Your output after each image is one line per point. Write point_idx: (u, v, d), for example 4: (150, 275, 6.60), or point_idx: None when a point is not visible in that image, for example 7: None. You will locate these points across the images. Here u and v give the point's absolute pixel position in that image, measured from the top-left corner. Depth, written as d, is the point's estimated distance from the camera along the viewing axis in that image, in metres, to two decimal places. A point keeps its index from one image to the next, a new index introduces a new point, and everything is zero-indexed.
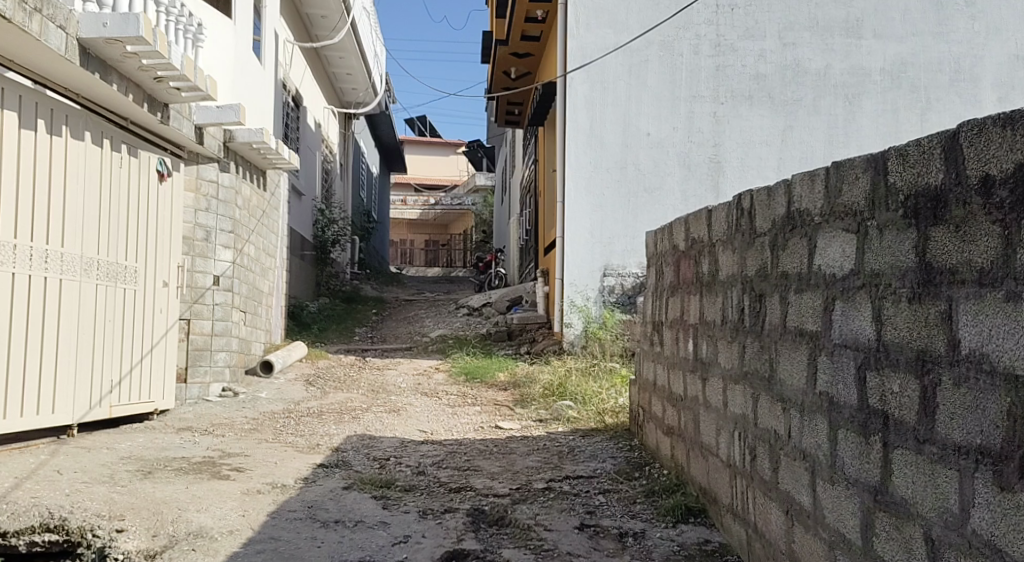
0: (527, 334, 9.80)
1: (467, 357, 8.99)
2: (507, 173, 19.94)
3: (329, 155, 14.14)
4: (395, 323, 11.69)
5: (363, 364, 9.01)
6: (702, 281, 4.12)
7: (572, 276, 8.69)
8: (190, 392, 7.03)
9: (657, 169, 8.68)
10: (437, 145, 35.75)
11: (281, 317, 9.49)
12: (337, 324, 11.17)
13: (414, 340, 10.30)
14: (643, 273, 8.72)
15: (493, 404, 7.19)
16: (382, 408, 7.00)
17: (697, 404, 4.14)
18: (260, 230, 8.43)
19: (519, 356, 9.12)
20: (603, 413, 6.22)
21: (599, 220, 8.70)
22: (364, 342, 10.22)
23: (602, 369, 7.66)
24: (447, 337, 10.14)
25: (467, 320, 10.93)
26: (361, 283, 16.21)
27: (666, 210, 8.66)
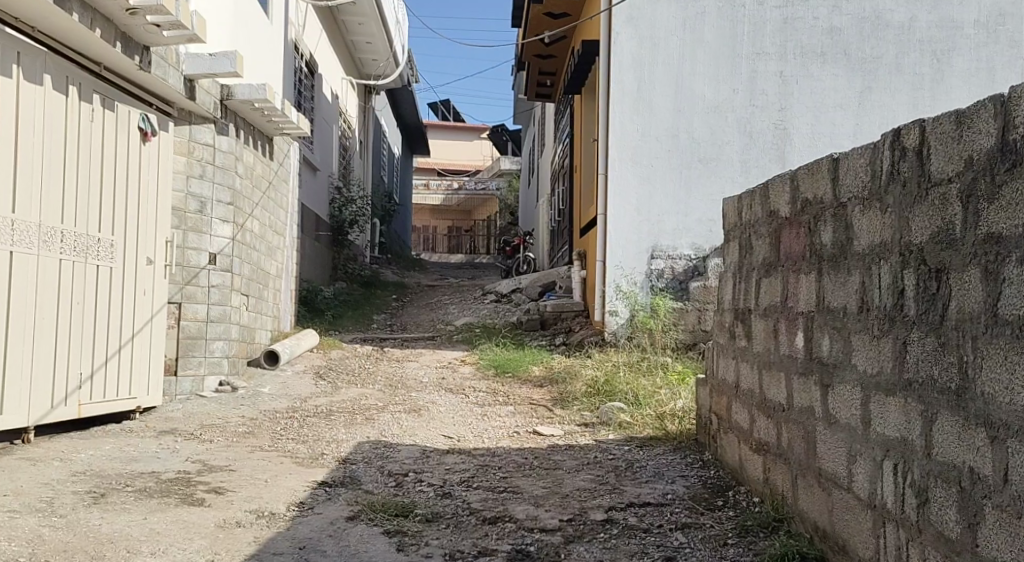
0: (563, 324, 8.82)
1: (496, 348, 8.01)
2: (536, 152, 18.90)
3: (346, 130, 13.21)
4: (417, 309, 10.74)
5: (381, 355, 8.07)
6: (821, 255, 3.11)
7: (616, 258, 7.69)
8: (181, 387, 6.11)
9: (713, 137, 7.68)
10: (460, 129, 34.77)
11: (291, 303, 8.56)
12: (354, 311, 10.23)
13: (438, 329, 9.34)
14: (696, 255, 7.72)
15: (529, 404, 6.22)
16: (401, 406, 6.05)
17: (813, 417, 3.14)
18: (266, 204, 7.51)
19: (554, 347, 8.14)
20: (662, 417, 5.23)
21: (647, 195, 7.71)
22: (382, 331, 9.27)
23: (653, 364, 6.67)
24: (474, 325, 9.16)
25: (496, 307, 9.95)
26: (381, 268, 15.27)
27: (724, 184, 7.69)
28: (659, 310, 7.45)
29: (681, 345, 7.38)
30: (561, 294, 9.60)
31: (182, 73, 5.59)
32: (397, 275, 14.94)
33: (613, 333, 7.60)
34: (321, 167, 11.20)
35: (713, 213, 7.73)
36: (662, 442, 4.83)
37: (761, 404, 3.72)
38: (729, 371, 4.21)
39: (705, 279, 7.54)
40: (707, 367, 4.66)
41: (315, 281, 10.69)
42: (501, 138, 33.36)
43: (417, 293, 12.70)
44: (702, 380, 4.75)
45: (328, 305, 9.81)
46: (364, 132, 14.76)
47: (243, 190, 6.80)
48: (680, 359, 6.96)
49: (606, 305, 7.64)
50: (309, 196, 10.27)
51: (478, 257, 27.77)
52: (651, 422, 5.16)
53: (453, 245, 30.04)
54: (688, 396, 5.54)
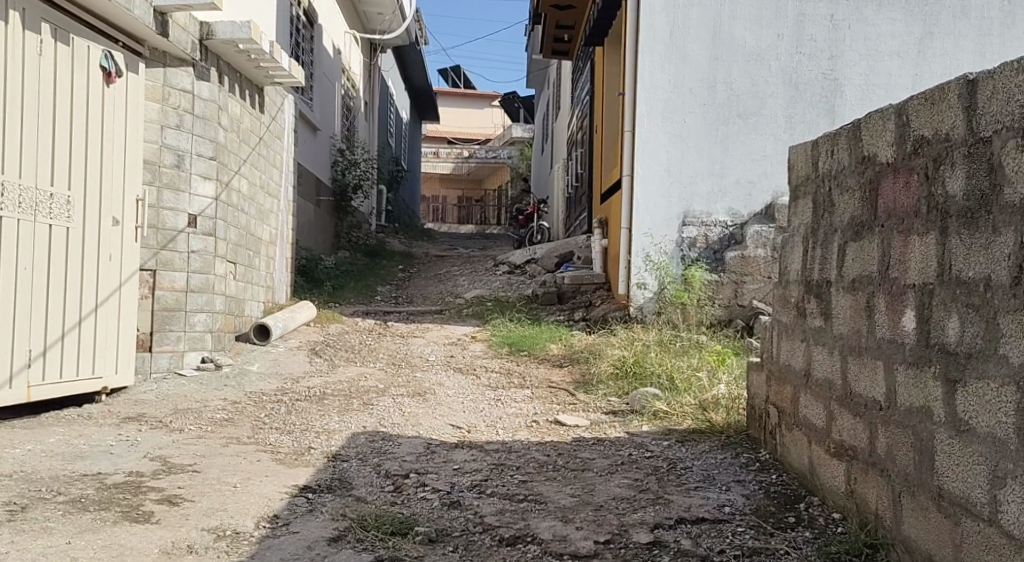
0: (584, 298, 8.10)
1: (510, 324, 7.29)
2: (551, 117, 18.09)
3: (350, 89, 12.47)
4: (424, 281, 10.04)
5: (384, 330, 7.36)
6: (947, 209, 2.39)
7: (643, 225, 6.97)
8: (158, 364, 5.42)
9: (754, 89, 6.97)
10: (470, 96, 33.89)
11: (286, 273, 7.86)
12: (356, 282, 9.52)
13: (446, 302, 8.62)
14: (733, 223, 7.00)
15: (548, 387, 5.51)
16: (404, 389, 5.35)
17: (930, 422, 2.42)
18: (255, 162, 6.79)
19: (574, 324, 7.42)
20: (705, 406, 4.51)
21: (679, 154, 6.98)
22: (387, 304, 8.56)
23: (687, 344, 5.97)
24: (485, 299, 8.44)
25: (509, 279, 9.22)
26: (388, 237, 14.54)
27: (765, 141, 6.98)
28: (692, 283, 6.74)
29: (716, 322, 6.68)
30: (580, 265, 8.87)
31: (150, 3, 4.88)
32: (404, 245, 14.21)
33: (638, 309, 6.93)
34: (321, 128, 10.49)
35: (752, 175, 6.99)
36: (709, 436, 4.11)
37: (848, 398, 3.00)
38: (798, 355, 3.48)
39: (743, 249, 6.82)
40: (764, 349, 3.93)
41: (316, 250, 9.98)
42: (513, 106, 32.45)
43: (425, 264, 11.98)
44: (756, 364, 4.02)
45: (328, 276, 9.10)
46: (369, 93, 14.04)
47: (226, 143, 6.05)
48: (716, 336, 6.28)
49: (632, 276, 6.93)
50: (308, 158, 9.56)
51: (488, 228, 26.99)
52: (693, 412, 4.43)
53: (463, 216, 29.29)
54: (731, 382, 4.83)
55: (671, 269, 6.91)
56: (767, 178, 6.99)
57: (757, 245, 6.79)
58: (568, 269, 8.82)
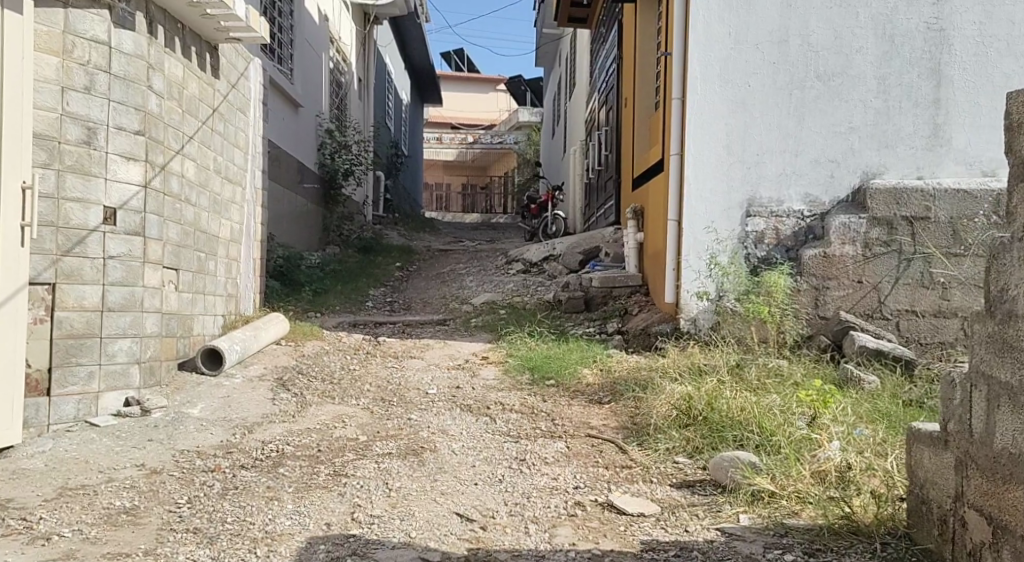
0: (619, 305, 6.68)
1: (529, 340, 5.89)
2: (562, 96, 16.66)
3: (339, 62, 11.05)
4: (425, 282, 8.60)
5: (374, 349, 5.94)
6: None
7: (697, 215, 5.59)
8: (62, 412, 4.06)
9: (838, 42, 5.54)
10: (475, 80, 32.38)
11: (254, 278, 6.44)
12: (344, 285, 8.09)
13: (450, 309, 7.20)
14: (811, 214, 5.56)
15: (587, 437, 4.09)
16: (394, 445, 3.94)
17: None
18: (205, 139, 5.38)
19: (608, 339, 6.03)
20: (831, 487, 3.09)
21: (743, 125, 5.58)
22: (379, 313, 7.13)
23: (764, 372, 4.60)
24: (497, 306, 7.02)
25: (524, 281, 7.79)
26: (385, 229, 13.11)
27: (852, 109, 5.54)
28: (763, 290, 5.32)
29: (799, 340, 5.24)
30: (610, 264, 7.46)
31: None
32: (403, 239, 12.77)
33: (690, 321, 5.59)
34: (302, 105, 9.08)
35: (834, 151, 5.55)
36: (854, 544, 2.75)
37: None
38: None
39: (824, 246, 5.40)
40: (948, 416, 2.58)
41: (296, 248, 8.58)
42: (519, 89, 30.97)
43: (426, 260, 10.55)
44: (932, 437, 2.66)
45: (307, 280, 7.68)
46: (364, 70, 12.67)
47: (160, 113, 4.69)
48: (796, 352, 4.95)
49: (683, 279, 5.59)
50: (279, 137, 8.14)
51: (495, 218, 25.53)
52: (816, 497, 3.02)
53: (467, 204, 27.80)
54: (840, 447, 3.51)
55: (733, 272, 5.51)
56: (854, 155, 5.55)
57: (843, 241, 5.38)
58: (596, 269, 7.41)
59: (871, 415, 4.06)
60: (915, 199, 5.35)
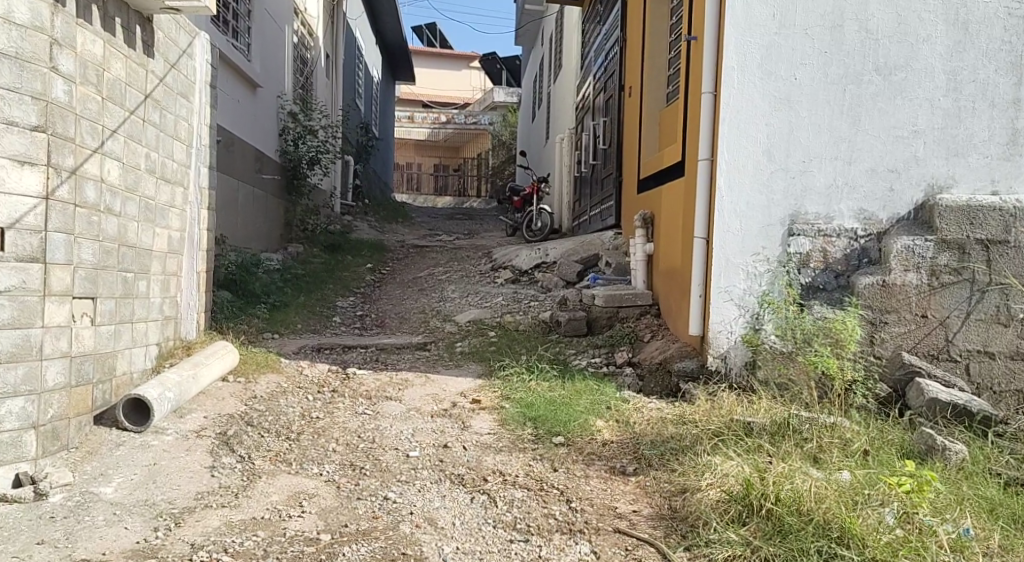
0: (629, 329, 5.78)
1: (526, 378, 4.99)
2: (544, 77, 15.72)
3: (303, 36, 9.98)
4: (400, 291, 7.66)
5: (341, 385, 4.99)
6: None
7: (731, 232, 4.69)
8: None
9: (901, 29, 4.63)
10: (449, 57, 31.19)
11: (199, 293, 5.45)
12: (307, 294, 7.12)
13: (429, 329, 6.27)
14: (865, 233, 4.68)
15: (615, 533, 3.21)
16: (367, 549, 3.08)
17: None
18: (132, 131, 4.41)
19: (618, 375, 5.15)
20: None
21: (786, 127, 4.68)
22: (348, 333, 6.19)
23: (826, 436, 3.73)
24: (485, 329, 6.10)
25: (513, 295, 6.88)
26: (354, 220, 12.10)
27: (916, 109, 4.65)
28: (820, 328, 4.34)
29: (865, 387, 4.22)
30: (614, 279, 6.57)
31: None
32: (374, 232, 11.77)
33: (721, 359, 4.71)
34: (260, 85, 8.04)
35: (894, 159, 4.67)
36: None
37: None
38: None
39: (883, 273, 4.52)
40: None
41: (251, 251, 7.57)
42: (495, 68, 29.92)
43: (400, 260, 9.57)
44: None
45: (264, 292, 6.70)
46: (332, 46, 11.60)
47: (68, 102, 3.71)
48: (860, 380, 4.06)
49: (712, 308, 4.70)
50: (229, 122, 7.11)
51: (468, 202, 24.56)
52: None
53: (440, 187, 26.78)
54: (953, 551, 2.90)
55: (774, 302, 4.62)
56: (918, 164, 4.67)
57: (905, 268, 4.50)
58: (598, 285, 6.51)
59: (978, 507, 3.24)
60: (992, 219, 4.46)
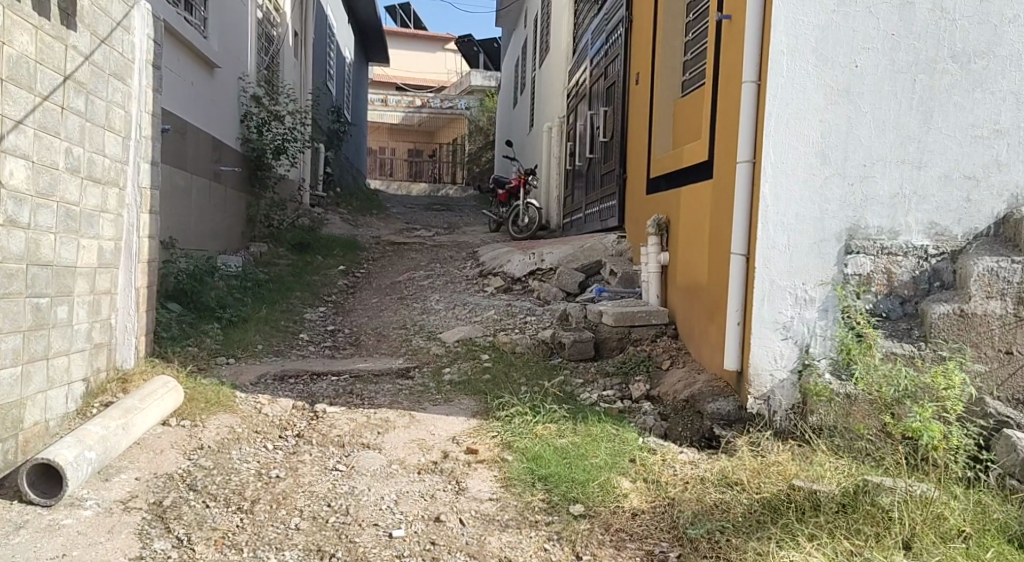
0: (644, 354, 5.02)
1: (531, 420, 4.18)
2: (528, 62, 14.89)
3: (270, 12, 9.07)
4: (376, 300, 6.84)
5: (307, 428, 4.18)
6: None
7: (777, 249, 3.93)
8: None
9: (983, 8, 3.88)
10: (424, 39, 30.18)
11: (138, 314, 4.58)
12: (270, 304, 6.28)
13: (411, 350, 5.47)
14: (937, 252, 3.94)
15: None
16: None
17: None
18: (42, 120, 3.53)
19: (637, 413, 4.38)
20: None
21: (843, 124, 3.93)
22: (317, 356, 5.37)
23: (917, 516, 2.99)
24: (476, 352, 5.31)
25: (507, 309, 6.10)
26: (325, 214, 11.22)
27: (998, 103, 3.91)
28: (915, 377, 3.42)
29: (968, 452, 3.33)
30: (623, 291, 5.82)
31: None
32: (346, 226, 10.90)
33: (764, 400, 3.95)
34: (218, 66, 7.13)
35: (972, 163, 3.93)
36: None
37: None
38: None
39: (960, 301, 3.78)
40: None
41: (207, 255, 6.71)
42: (472, 51, 28.98)
43: (376, 261, 8.72)
44: None
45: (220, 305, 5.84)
46: (301, 24, 10.66)
47: None
48: (956, 446, 3.29)
49: (754, 339, 3.95)
50: (179, 108, 6.21)
51: (443, 189, 23.67)
52: None
53: (415, 173, 25.87)
54: None
55: (848, 344, 3.75)
56: (999, 169, 3.93)
57: (988, 294, 3.75)
58: (604, 298, 5.77)
59: None
60: None
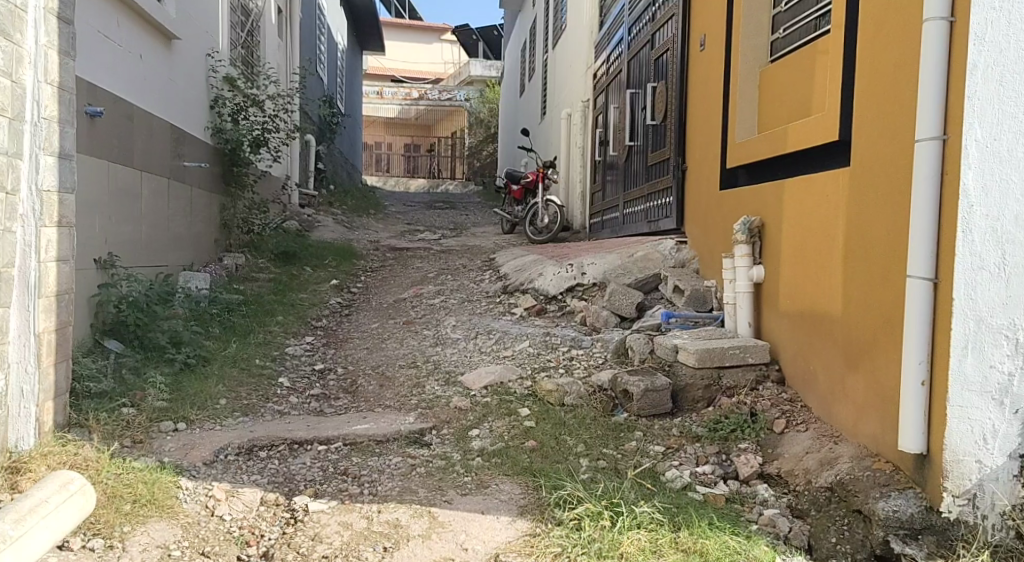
0: (745, 407, 3.65)
1: (610, 526, 2.83)
2: (537, 45, 13.54)
3: None
4: (376, 326, 5.49)
5: (279, 543, 2.84)
6: None
7: (987, 272, 2.63)
8: None
9: None
10: (420, 29, 28.77)
11: (44, 370, 3.24)
12: (242, 337, 4.92)
13: (424, 401, 4.12)
14: None
15: None
16: None
17: None
18: None
19: (757, 507, 3.05)
20: None
21: None
22: (298, 413, 4.01)
23: None
24: (514, 406, 3.95)
25: (545, 338, 4.75)
26: (317, 216, 9.87)
27: None
28: None
29: None
30: (701, 315, 4.45)
31: None
32: (339, 229, 9.52)
33: (968, 499, 2.68)
34: (178, 37, 5.79)
35: None
36: None
37: None
38: None
39: None
40: None
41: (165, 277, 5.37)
42: (471, 40, 27.61)
43: (375, 272, 7.39)
44: None
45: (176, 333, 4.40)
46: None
47: None
48: None
49: (952, 405, 2.67)
50: (121, 87, 4.86)
51: (442, 185, 22.28)
52: None
53: (413, 169, 24.50)
54: None
55: None
56: None
57: None
58: (677, 327, 4.40)
59: None
60: None
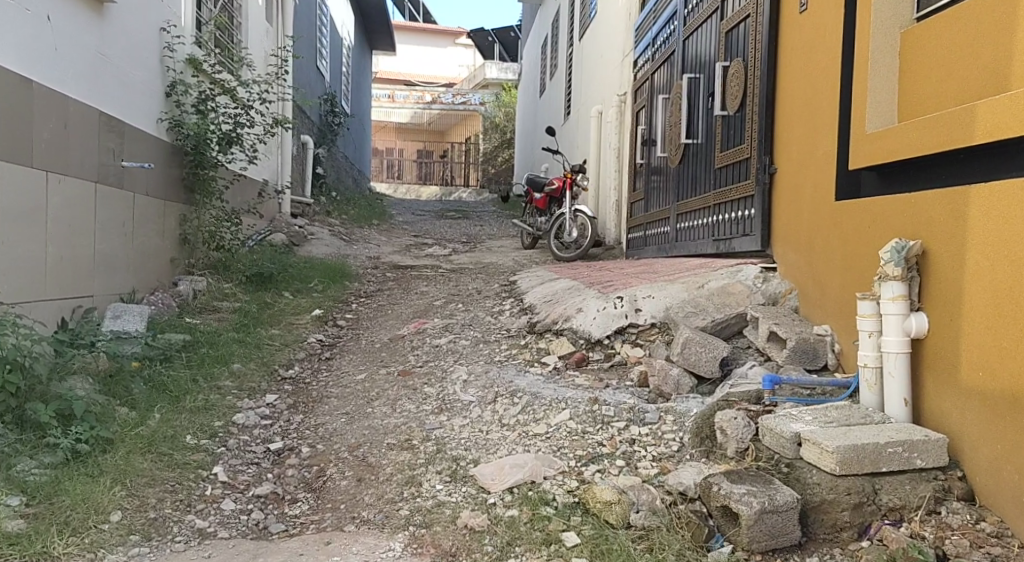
0: (927, 547, 2.39)
1: None
2: (560, 40, 12.22)
3: None
4: (362, 379, 4.14)
5: None
6: None
7: None
8: None
9: None
10: (433, 31, 27.54)
11: None
12: (174, 400, 3.59)
13: (419, 513, 2.77)
14: None
15: None
16: None
17: None
18: None
19: None
20: None
21: None
22: (229, 535, 2.70)
23: None
24: (554, 528, 2.59)
25: (591, 407, 3.36)
26: (309, 227, 8.56)
27: None
28: None
29: None
30: (819, 379, 3.10)
31: None
32: (335, 244, 8.19)
33: None
34: (114, 1, 4.50)
35: None
36: None
37: None
38: None
39: None
40: None
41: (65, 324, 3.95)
42: (487, 42, 26.34)
43: (370, 298, 6.07)
44: None
45: (62, 405, 3.02)
46: None
47: None
48: None
49: None
50: (14, 57, 3.57)
51: (455, 192, 20.96)
52: None
53: (424, 175, 23.23)
54: None
55: None
56: None
57: None
58: (786, 399, 3.03)
59: None
60: None
